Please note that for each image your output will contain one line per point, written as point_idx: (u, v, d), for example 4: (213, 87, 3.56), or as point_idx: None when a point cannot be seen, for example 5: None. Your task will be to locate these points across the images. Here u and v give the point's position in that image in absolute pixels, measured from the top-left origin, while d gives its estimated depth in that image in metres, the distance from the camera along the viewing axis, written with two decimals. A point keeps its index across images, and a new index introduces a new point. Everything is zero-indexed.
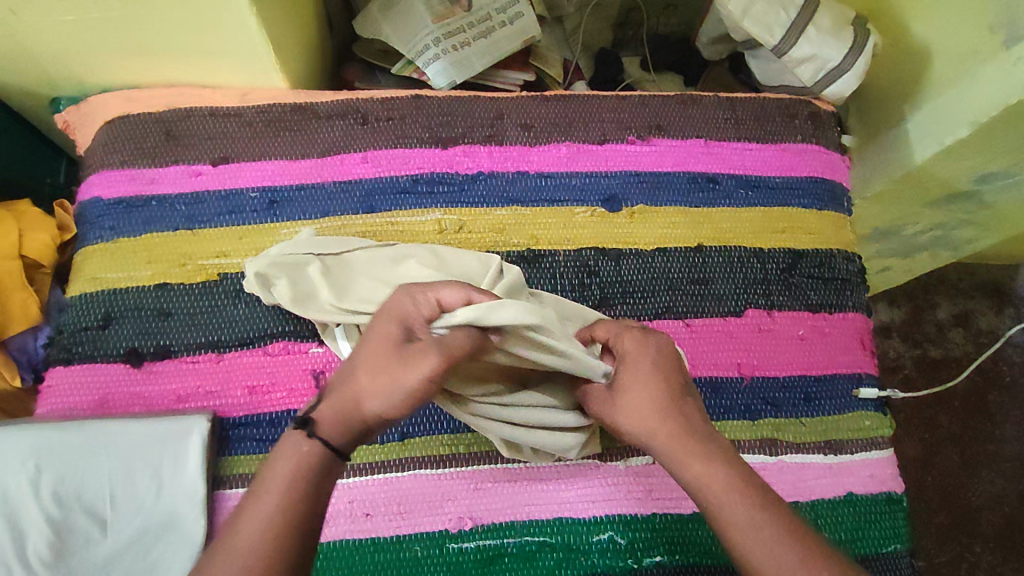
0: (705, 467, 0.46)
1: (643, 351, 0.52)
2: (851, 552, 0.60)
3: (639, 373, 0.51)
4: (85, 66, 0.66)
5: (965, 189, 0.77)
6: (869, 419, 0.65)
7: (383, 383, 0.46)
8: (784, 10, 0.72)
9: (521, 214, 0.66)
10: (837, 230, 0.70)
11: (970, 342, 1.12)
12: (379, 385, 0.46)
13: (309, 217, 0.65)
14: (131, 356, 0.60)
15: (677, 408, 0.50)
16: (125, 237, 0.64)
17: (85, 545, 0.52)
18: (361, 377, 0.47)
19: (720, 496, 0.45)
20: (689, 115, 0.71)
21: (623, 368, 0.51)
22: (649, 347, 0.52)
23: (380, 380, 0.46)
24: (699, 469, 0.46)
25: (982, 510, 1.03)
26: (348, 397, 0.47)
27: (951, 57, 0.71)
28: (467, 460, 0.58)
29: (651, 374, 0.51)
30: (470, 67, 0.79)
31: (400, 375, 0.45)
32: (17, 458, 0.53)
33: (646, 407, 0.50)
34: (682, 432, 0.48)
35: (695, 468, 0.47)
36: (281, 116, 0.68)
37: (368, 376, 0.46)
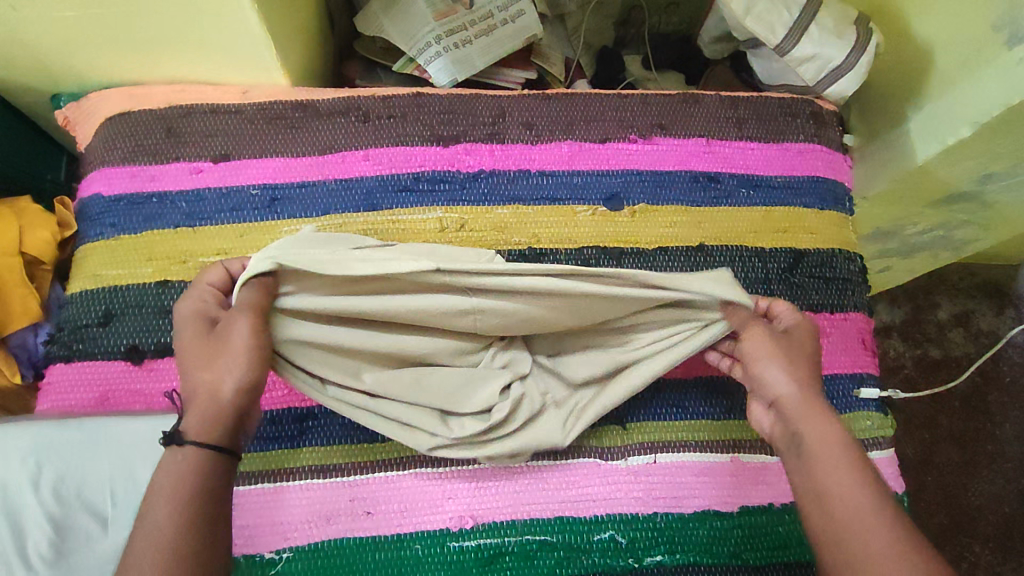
0: (829, 430, 0.49)
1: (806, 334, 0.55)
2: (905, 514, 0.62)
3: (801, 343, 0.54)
4: (86, 62, 0.66)
5: (966, 190, 0.77)
6: (870, 420, 0.65)
7: (222, 362, 0.49)
8: (786, 9, 0.71)
9: (522, 212, 0.66)
10: (838, 230, 0.70)
11: (970, 342, 1.12)
12: (209, 372, 0.49)
13: (310, 215, 0.65)
14: (131, 353, 0.60)
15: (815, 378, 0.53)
16: (126, 234, 0.63)
17: (85, 543, 0.52)
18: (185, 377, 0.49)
19: (836, 459, 0.48)
20: (691, 114, 0.71)
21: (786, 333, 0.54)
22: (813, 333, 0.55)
23: (217, 362, 0.49)
24: (823, 431, 0.49)
25: (982, 510, 1.03)
26: (205, 390, 0.48)
27: (953, 57, 0.70)
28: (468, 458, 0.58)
29: (807, 348, 0.54)
30: (472, 65, 0.79)
31: (225, 354, 0.49)
32: (18, 456, 0.53)
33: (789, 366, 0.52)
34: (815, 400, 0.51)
35: (819, 431, 0.49)
36: (282, 113, 0.67)
37: (194, 368, 0.49)
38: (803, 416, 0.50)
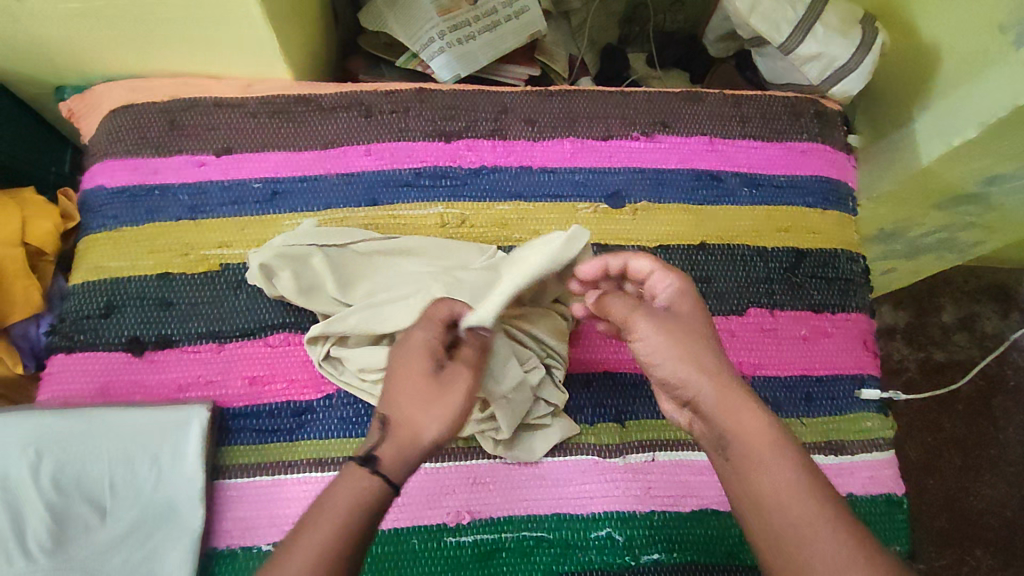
0: (753, 418, 0.44)
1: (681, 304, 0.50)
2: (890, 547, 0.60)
3: (686, 321, 0.48)
4: (90, 55, 0.66)
5: (972, 191, 0.76)
6: (870, 421, 0.64)
7: (436, 411, 0.47)
8: (792, 7, 0.71)
9: (523, 209, 0.66)
10: (841, 230, 0.70)
11: (974, 345, 1.11)
12: (431, 407, 0.47)
13: (311, 209, 0.65)
14: (132, 344, 0.60)
15: (718, 349, 0.47)
16: (128, 226, 0.64)
17: (84, 532, 0.52)
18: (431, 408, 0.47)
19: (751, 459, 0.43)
20: (694, 112, 0.71)
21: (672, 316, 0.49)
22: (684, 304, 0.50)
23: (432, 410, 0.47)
24: (747, 422, 0.44)
25: (984, 515, 1.02)
26: (407, 436, 0.46)
27: (961, 57, 0.70)
28: (468, 454, 0.58)
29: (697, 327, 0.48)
30: (475, 62, 0.78)
31: (450, 404, 0.47)
32: (17, 445, 0.53)
33: (696, 349, 0.47)
34: (733, 382, 0.46)
35: (744, 419, 0.44)
36: (285, 108, 0.67)
37: (400, 393, 0.47)
38: (723, 406, 0.45)
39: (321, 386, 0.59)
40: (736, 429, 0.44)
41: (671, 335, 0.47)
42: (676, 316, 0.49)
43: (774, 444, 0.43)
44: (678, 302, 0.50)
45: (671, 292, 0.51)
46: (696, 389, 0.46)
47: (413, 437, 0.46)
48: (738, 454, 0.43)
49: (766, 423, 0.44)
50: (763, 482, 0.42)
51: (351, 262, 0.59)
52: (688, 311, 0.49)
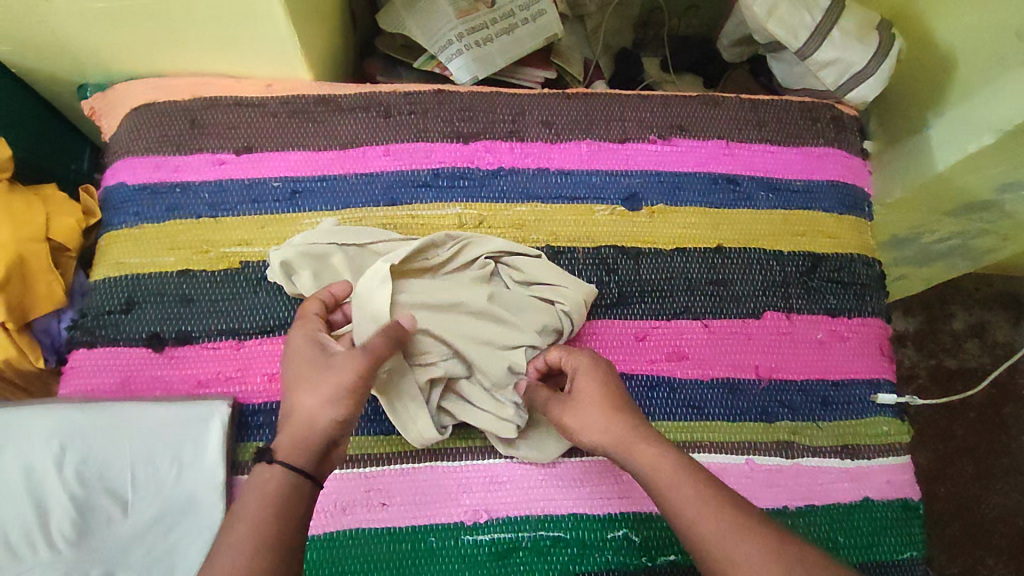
0: (650, 452, 0.48)
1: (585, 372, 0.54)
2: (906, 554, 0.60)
3: (586, 393, 0.52)
4: (114, 54, 0.67)
5: (987, 199, 0.76)
6: (886, 426, 0.64)
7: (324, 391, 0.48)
8: (809, 12, 0.71)
9: (541, 210, 0.67)
10: (857, 235, 0.70)
11: (985, 353, 1.11)
12: (318, 391, 0.48)
13: (330, 208, 0.65)
14: (152, 340, 0.60)
15: (614, 401, 0.51)
16: (149, 223, 0.64)
17: (106, 524, 0.53)
18: (319, 392, 0.48)
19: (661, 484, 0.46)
20: (711, 116, 0.71)
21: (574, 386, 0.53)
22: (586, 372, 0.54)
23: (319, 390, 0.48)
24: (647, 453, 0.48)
25: (995, 523, 1.02)
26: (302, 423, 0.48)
27: (978, 64, 0.70)
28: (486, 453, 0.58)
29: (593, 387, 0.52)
30: (493, 64, 0.79)
31: (332, 385, 0.48)
32: (41, 438, 0.54)
33: (595, 407, 0.51)
34: (630, 425, 0.50)
35: (647, 453, 0.48)
36: (304, 108, 0.68)
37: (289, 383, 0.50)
38: (625, 449, 0.49)
39: None
40: (640, 467, 0.48)
41: (575, 413, 0.52)
42: (578, 395, 0.53)
43: (673, 469, 0.47)
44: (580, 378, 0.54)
45: (575, 370, 0.54)
46: (604, 447, 0.50)
47: (308, 425, 0.47)
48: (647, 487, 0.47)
49: (665, 453, 0.48)
50: (671, 507, 0.45)
51: (375, 260, 0.60)
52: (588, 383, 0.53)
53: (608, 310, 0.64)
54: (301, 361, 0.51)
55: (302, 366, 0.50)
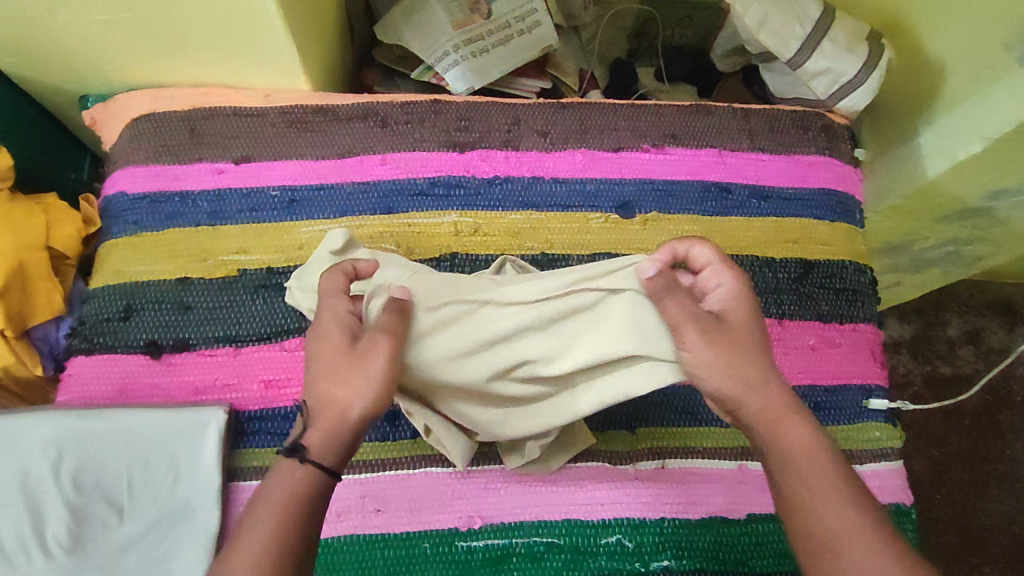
0: (802, 433, 0.46)
1: (736, 307, 0.49)
2: None
3: (736, 330, 0.47)
4: (115, 66, 0.68)
5: (978, 206, 0.77)
6: (878, 431, 0.65)
7: (357, 379, 0.45)
8: (799, 23, 0.72)
9: (535, 218, 0.67)
10: (849, 242, 0.71)
11: (981, 360, 1.12)
12: (350, 381, 0.45)
13: (326, 217, 0.66)
14: (150, 347, 0.61)
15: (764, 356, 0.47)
16: (148, 231, 0.65)
17: (102, 531, 0.53)
18: (353, 382, 0.45)
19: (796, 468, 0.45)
20: (704, 125, 0.72)
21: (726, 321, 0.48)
22: (741, 307, 0.49)
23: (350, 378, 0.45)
24: (796, 435, 0.46)
25: (991, 530, 1.02)
26: (335, 412, 0.45)
27: (966, 74, 0.71)
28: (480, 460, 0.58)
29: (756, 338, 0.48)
30: (488, 74, 0.80)
31: (364, 373, 0.45)
32: (37, 445, 0.54)
33: (742, 353, 0.46)
34: (784, 396, 0.47)
35: (795, 433, 0.46)
36: (303, 118, 0.69)
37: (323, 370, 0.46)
38: (774, 422, 0.46)
39: None
40: (789, 446, 0.45)
41: (719, 347, 0.46)
42: (726, 325, 0.47)
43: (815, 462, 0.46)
44: (729, 305, 0.49)
45: (724, 292, 0.49)
46: (743, 402, 0.46)
47: (341, 414, 0.45)
48: (781, 463, 0.45)
49: (814, 437, 0.46)
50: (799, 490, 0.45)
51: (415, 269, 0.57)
52: (739, 320, 0.48)
53: None
54: (324, 346, 0.47)
55: (326, 349, 0.47)
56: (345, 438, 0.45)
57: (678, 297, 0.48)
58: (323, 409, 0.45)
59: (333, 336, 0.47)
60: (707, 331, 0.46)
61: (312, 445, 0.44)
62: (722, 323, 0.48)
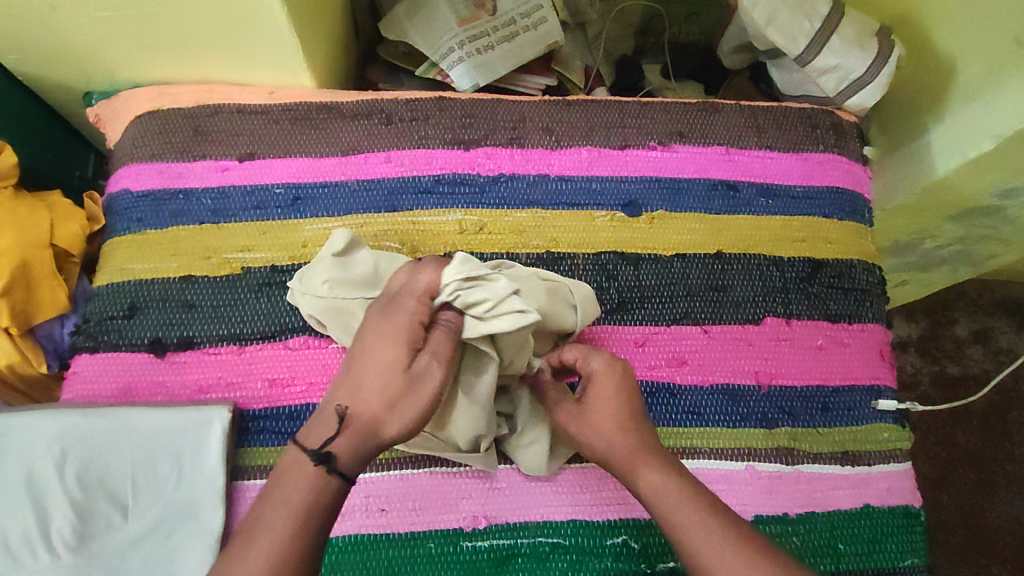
0: (660, 477, 0.51)
1: (609, 388, 0.55)
2: (907, 562, 0.60)
3: (597, 412, 0.54)
4: (119, 62, 0.68)
5: (987, 205, 0.76)
6: (886, 432, 0.64)
7: (396, 401, 0.49)
8: (809, 20, 0.72)
9: (541, 216, 0.67)
10: (858, 241, 0.70)
11: (989, 360, 1.11)
12: (395, 404, 0.49)
13: (331, 215, 0.65)
14: (155, 345, 0.61)
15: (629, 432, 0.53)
16: (152, 229, 0.65)
17: (106, 530, 0.53)
18: (396, 407, 0.49)
19: (670, 505, 0.49)
20: (711, 123, 0.71)
21: (593, 398, 0.55)
22: (614, 385, 0.55)
23: (388, 398, 0.49)
24: (656, 478, 0.51)
25: (999, 531, 1.01)
26: (366, 424, 0.49)
27: (978, 71, 0.70)
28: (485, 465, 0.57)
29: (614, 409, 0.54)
30: (493, 71, 0.79)
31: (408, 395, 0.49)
32: (42, 443, 0.54)
33: (609, 430, 0.53)
34: (639, 446, 0.52)
35: (650, 478, 0.51)
36: (307, 115, 0.69)
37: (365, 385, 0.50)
38: (635, 468, 0.52)
39: None
40: (642, 491, 0.51)
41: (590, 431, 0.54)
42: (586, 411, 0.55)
43: None
44: (595, 395, 0.55)
45: (596, 379, 0.56)
46: (614, 462, 0.53)
47: (373, 428, 0.49)
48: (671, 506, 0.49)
49: (676, 477, 0.50)
50: None
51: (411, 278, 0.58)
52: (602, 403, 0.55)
53: (606, 317, 0.64)
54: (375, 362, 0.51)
55: (377, 362, 0.51)
56: (368, 456, 0.49)
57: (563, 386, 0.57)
58: (357, 423, 0.49)
59: (389, 350, 0.51)
60: (566, 413, 0.55)
61: (340, 457, 0.48)
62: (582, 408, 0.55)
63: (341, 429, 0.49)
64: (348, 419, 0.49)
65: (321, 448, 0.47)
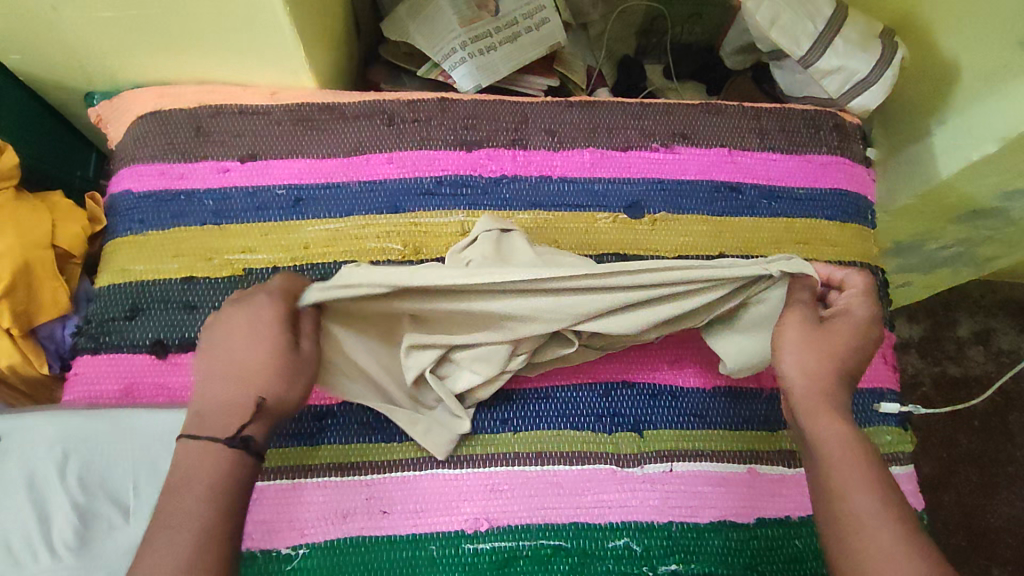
0: (841, 429, 0.47)
1: (866, 325, 0.52)
2: None
3: (837, 342, 0.51)
4: (121, 62, 0.67)
5: (990, 206, 0.76)
6: (889, 435, 0.64)
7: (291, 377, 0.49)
8: (812, 21, 0.71)
9: (543, 218, 0.67)
10: (860, 243, 0.70)
11: (991, 361, 1.10)
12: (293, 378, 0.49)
13: (333, 216, 0.65)
14: (156, 347, 0.61)
15: (847, 373, 0.50)
16: (153, 230, 0.65)
17: (108, 532, 0.53)
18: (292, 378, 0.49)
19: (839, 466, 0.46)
20: (713, 124, 0.71)
21: (837, 325, 0.52)
22: (870, 324, 0.52)
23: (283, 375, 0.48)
24: (836, 428, 0.47)
25: (1000, 533, 1.01)
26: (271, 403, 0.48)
27: (981, 72, 0.70)
28: (477, 452, 0.58)
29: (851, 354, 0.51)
30: (496, 71, 0.79)
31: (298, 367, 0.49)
32: (45, 446, 0.54)
33: (837, 359, 0.50)
34: (836, 397, 0.49)
35: (832, 426, 0.48)
36: (309, 116, 0.68)
37: (252, 376, 0.47)
38: (817, 409, 0.48)
39: None
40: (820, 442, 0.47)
41: (814, 343, 0.50)
42: (828, 334, 0.51)
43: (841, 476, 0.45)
44: (846, 322, 0.52)
45: (853, 308, 0.53)
46: (810, 389, 0.49)
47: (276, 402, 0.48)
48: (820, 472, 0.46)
49: (850, 434, 0.47)
50: None
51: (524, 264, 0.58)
52: (845, 333, 0.51)
53: None
54: (264, 341, 0.48)
55: (266, 348, 0.48)
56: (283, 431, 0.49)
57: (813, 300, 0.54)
58: (270, 407, 0.47)
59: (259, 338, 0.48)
60: (803, 315, 0.52)
61: (258, 441, 0.47)
62: (826, 331, 0.51)
63: (256, 417, 0.47)
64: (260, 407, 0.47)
65: (239, 434, 0.46)
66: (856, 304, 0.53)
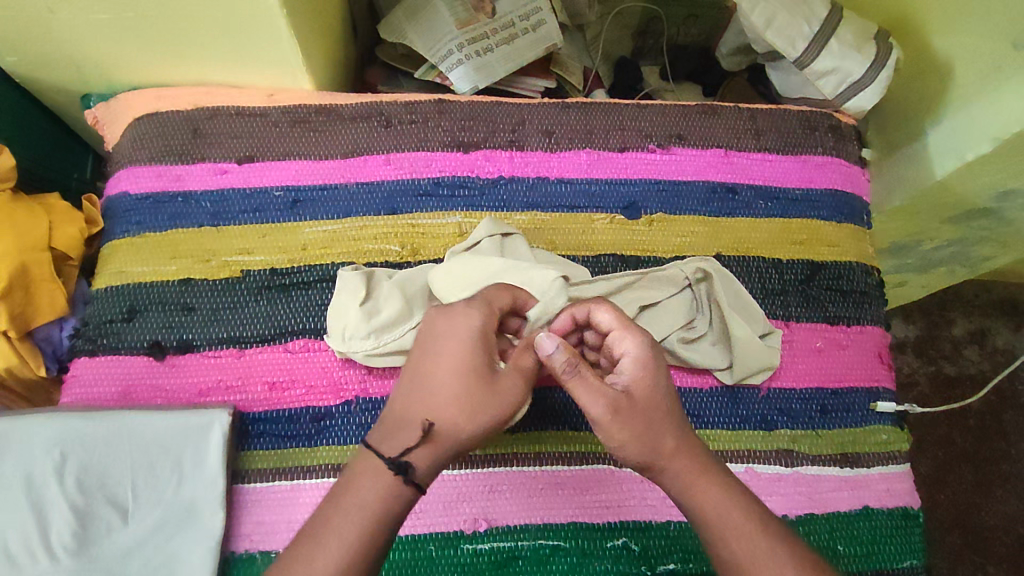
0: (714, 491, 0.47)
1: (645, 370, 0.49)
2: (905, 564, 0.60)
3: (645, 405, 0.48)
4: (117, 65, 0.67)
5: (984, 207, 0.76)
6: (885, 434, 0.64)
7: (478, 409, 0.46)
8: (807, 22, 0.72)
9: (540, 219, 0.67)
10: (856, 242, 0.70)
11: (986, 360, 1.11)
12: (478, 413, 0.46)
13: (330, 217, 0.65)
14: (154, 349, 0.61)
15: (675, 425, 0.48)
16: (150, 232, 0.65)
17: (106, 534, 0.53)
18: (476, 414, 0.46)
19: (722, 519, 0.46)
20: (709, 125, 0.71)
21: (639, 380, 0.48)
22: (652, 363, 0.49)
23: (471, 403, 0.46)
24: (715, 494, 0.47)
25: (996, 531, 1.02)
26: (447, 433, 0.46)
27: (975, 73, 0.70)
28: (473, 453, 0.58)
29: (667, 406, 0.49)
30: (493, 73, 0.79)
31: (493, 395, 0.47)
32: (41, 448, 0.54)
33: (659, 425, 0.48)
34: (695, 457, 0.48)
35: (709, 491, 0.47)
36: (306, 117, 0.68)
37: (443, 398, 0.46)
38: (687, 480, 0.47)
39: (339, 392, 0.60)
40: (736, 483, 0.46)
41: (630, 420, 0.47)
42: (634, 401, 0.47)
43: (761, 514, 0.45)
44: (642, 374, 0.48)
45: (635, 354, 0.49)
46: (660, 466, 0.48)
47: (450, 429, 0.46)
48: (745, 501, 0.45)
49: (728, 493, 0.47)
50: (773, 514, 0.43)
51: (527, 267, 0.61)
52: (648, 391, 0.48)
53: None
54: (462, 361, 0.47)
55: (456, 371, 0.47)
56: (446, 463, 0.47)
57: (583, 376, 0.46)
58: (441, 434, 0.46)
59: (465, 353, 0.47)
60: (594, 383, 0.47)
61: (418, 467, 0.45)
62: (632, 401, 0.47)
63: (424, 440, 0.45)
64: (431, 435, 0.45)
65: (400, 456, 0.45)
66: (631, 349, 0.49)
